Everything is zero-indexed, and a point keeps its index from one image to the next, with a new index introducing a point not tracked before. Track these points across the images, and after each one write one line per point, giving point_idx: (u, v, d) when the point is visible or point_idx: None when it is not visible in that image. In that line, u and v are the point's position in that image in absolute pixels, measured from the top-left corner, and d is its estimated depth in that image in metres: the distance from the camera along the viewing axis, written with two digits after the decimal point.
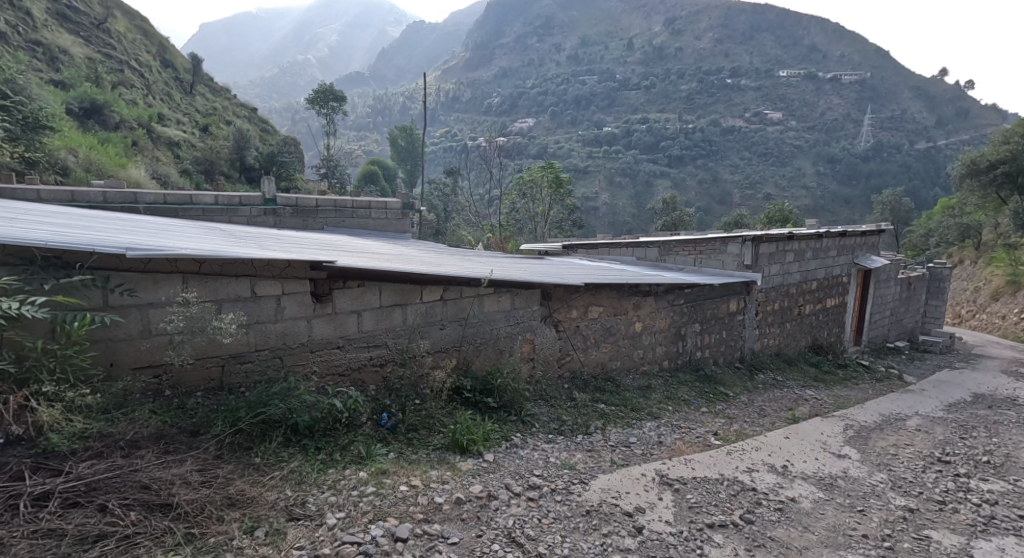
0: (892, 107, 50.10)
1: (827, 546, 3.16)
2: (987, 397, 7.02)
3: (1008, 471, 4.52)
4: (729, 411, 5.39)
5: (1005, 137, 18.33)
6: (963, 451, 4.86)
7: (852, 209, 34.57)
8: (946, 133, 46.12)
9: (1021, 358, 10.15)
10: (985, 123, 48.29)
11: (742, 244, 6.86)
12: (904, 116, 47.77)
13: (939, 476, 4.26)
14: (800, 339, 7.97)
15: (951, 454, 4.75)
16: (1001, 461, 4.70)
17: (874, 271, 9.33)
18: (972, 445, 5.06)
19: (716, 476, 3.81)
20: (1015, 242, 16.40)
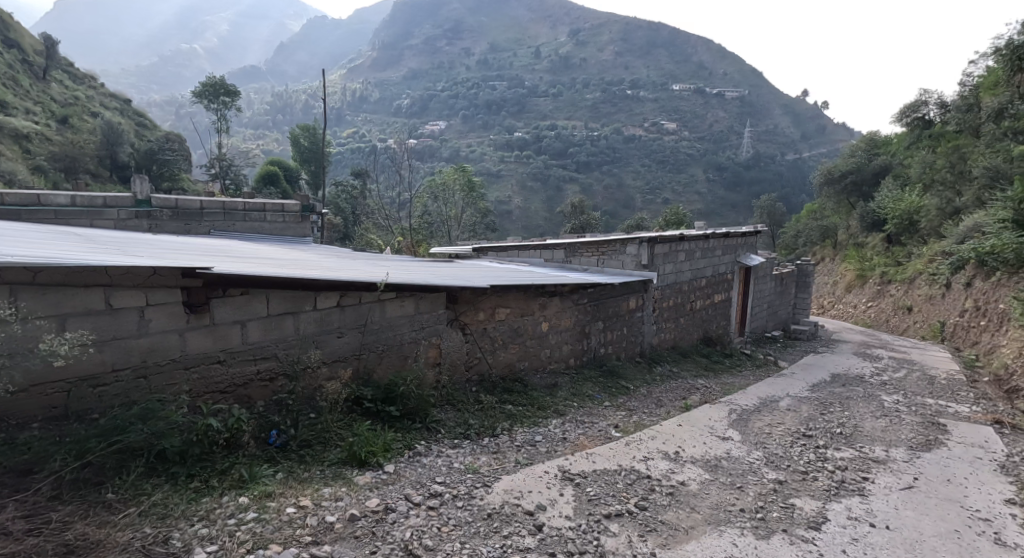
0: (767, 121, 55.62)
1: (710, 524, 3.36)
2: (842, 376, 7.93)
3: (856, 439, 5.10)
4: (629, 403, 5.62)
5: (850, 152, 21.61)
6: (821, 425, 5.42)
7: (736, 212, 37.72)
8: (811, 146, 52.03)
9: (869, 341, 11.62)
10: (839, 139, 55.04)
11: (639, 245, 7.23)
12: (776, 129, 53.25)
13: (804, 449, 4.71)
14: (692, 332, 8.51)
15: (813, 429, 5.27)
16: (850, 432, 5.29)
17: (754, 268, 10.20)
18: (829, 419, 5.66)
19: (615, 467, 3.94)
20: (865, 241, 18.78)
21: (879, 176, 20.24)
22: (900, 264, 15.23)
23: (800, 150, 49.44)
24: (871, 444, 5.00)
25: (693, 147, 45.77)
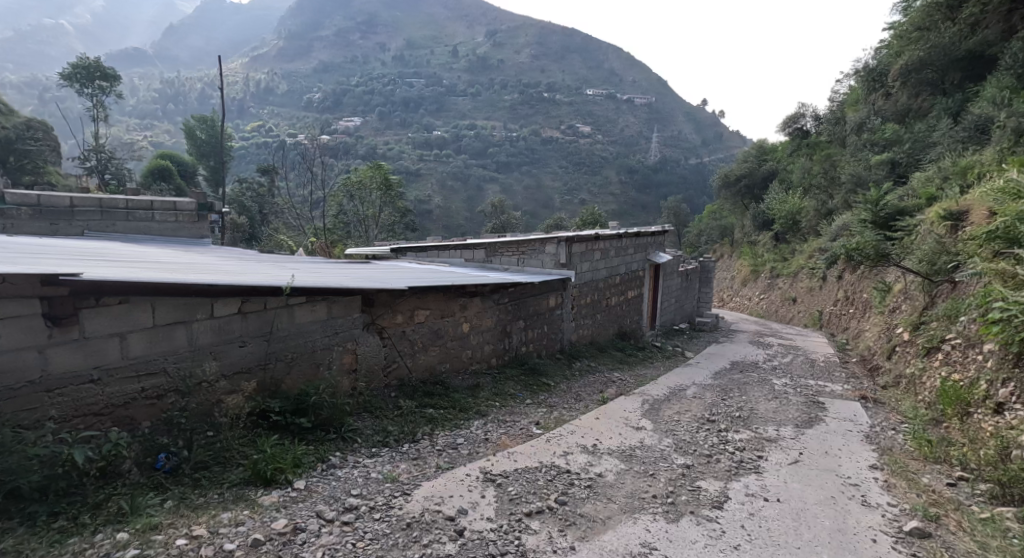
0: (672, 128, 58.97)
1: (626, 512, 3.44)
2: (740, 363, 8.52)
3: (753, 421, 5.48)
4: (550, 399, 5.67)
5: (744, 158, 23.39)
6: (723, 410, 5.77)
7: (646, 213, 39.61)
8: (711, 152, 55.86)
9: (762, 330, 12.61)
10: (733, 146, 59.56)
11: (557, 245, 7.31)
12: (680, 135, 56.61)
13: (708, 434, 4.98)
14: (609, 328, 8.77)
15: (715, 414, 5.60)
16: (747, 414, 5.67)
17: (662, 265, 10.70)
18: (729, 404, 6.04)
19: (536, 464, 3.94)
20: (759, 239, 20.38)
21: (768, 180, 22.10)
22: (786, 259, 16.68)
23: (701, 155, 52.91)
24: (766, 424, 5.39)
25: (605, 149, 47.54)
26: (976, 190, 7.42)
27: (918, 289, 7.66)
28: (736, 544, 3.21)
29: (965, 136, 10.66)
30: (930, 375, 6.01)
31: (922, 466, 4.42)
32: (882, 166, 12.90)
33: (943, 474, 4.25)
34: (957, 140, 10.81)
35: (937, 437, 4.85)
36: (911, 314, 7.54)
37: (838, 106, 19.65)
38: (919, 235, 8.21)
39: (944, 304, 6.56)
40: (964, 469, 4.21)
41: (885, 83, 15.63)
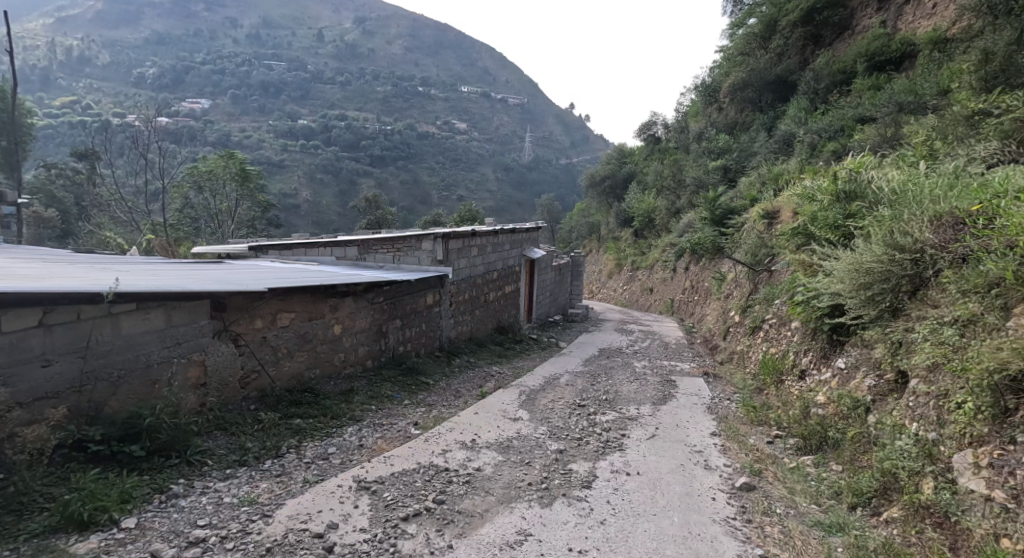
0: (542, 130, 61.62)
1: (503, 503, 3.66)
2: (608, 350, 9.27)
3: (618, 402, 6.04)
4: (429, 398, 5.77)
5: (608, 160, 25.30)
6: (591, 395, 6.27)
7: (521, 210, 41.02)
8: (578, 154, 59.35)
9: (626, 318, 13.79)
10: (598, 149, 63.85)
11: (434, 241, 7.51)
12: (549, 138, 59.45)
13: (578, 418, 5.41)
14: (488, 323, 9.02)
15: (585, 399, 6.08)
16: (613, 397, 6.23)
17: (537, 260, 11.22)
18: (597, 389, 6.58)
19: (414, 466, 4.03)
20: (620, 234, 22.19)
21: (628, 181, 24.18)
22: (644, 253, 18.33)
23: (569, 157, 56.04)
24: (629, 404, 5.97)
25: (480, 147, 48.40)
26: (785, 193, 8.85)
27: (745, 277, 8.92)
28: (602, 518, 3.56)
29: (777, 147, 12.55)
30: (753, 351, 7.09)
31: (749, 429, 5.22)
32: (717, 171, 14.74)
33: (764, 434, 5.06)
34: (770, 150, 12.71)
35: (760, 403, 5.73)
36: (740, 299, 8.76)
37: (682, 116, 22.07)
38: (745, 230, 9.53)
39: (763, 289, 7.72)
40: (778, 428, 5.04)
41: (718, 98, 17.81)
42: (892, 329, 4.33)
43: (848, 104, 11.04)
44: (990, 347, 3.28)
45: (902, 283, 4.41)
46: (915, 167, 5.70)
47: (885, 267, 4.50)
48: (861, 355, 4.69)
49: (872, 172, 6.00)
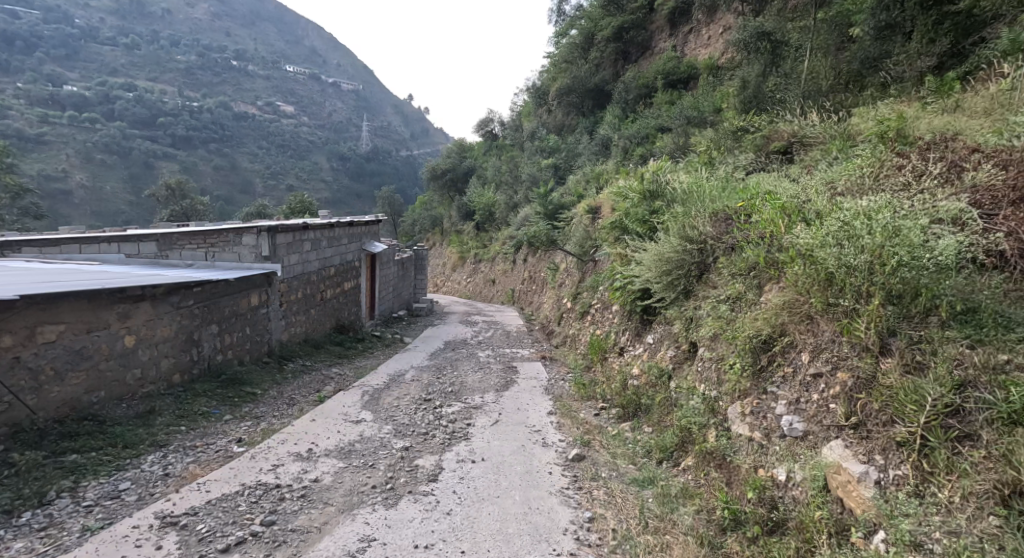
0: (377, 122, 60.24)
1: (342, 512, 3.65)
2: (453, 342, 9.50)
3: (463, 393, 6.25)
4: (257, 410, 5.42)
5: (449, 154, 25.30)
6: (437, 388, 6.42)
7: (359, 203, 39.67)
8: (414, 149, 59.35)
9: (470, 309, 14.18)
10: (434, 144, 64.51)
11: (257, 235, 6.88)
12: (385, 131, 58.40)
13: (425, 413, 5.53)
14: (325, 322, 8.61)
15: (431, 393, 6.21)
16: (459, 388, 6.44)
17: (378, 255, 11.00)
18: (443, 381, 6.73)
19: (237, 488, 3.86)
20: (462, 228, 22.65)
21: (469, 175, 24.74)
22: (486, 246, 18.99)
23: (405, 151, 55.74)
24: (474, 394, 6.21)
25: (311, 134, 45.61)
26: (605, 192, 9.89)
27: (575, 267, 9.78)
28: (448, 509, 3.72)
29: (597, 149, 13.91)
30: (582, 333, 7.85)
31: (579, 405, 5.79)
32: (548, 169, 15.79)
33: (592, 407, 5.67)
34: (592, 152, 14.06)
35: (589, 380, 6.38)
36: (571, 287, 9.57)
37: (517, 115, 23.27)
38: (573, 224, 10.38)
39: (590, 278, 8.54)
40: (603, 400, 5.71)
41: (547, 100, 19.08)
42: (686, 308, 5.16)
43: (652, 114, 12.66)
44: (753, 320, 4.01)
45: (692, 269, 5.27)
46: (701, 171, 6.81)
47: (680, 255, 5.32)
48: (663, 332, 5.50)
49: (669, 175, 7.01)
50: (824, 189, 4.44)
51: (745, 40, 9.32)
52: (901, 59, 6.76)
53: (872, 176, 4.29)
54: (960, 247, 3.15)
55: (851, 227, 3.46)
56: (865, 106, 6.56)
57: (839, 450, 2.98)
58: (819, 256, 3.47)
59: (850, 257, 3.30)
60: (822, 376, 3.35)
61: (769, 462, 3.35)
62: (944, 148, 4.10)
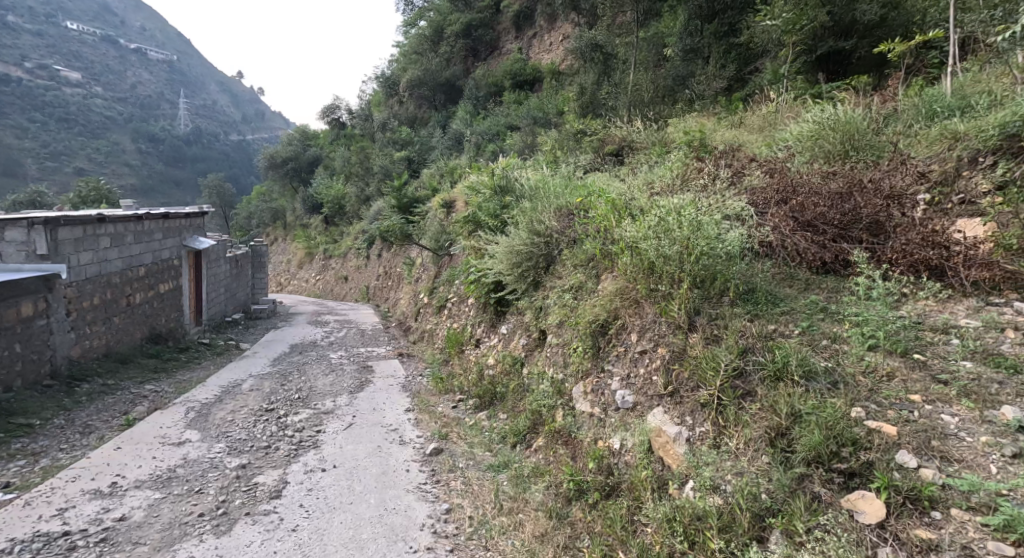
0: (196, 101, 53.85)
1: (160, 549, 3.33)
2: (298, 345, 8.95)
3: (311, 399, 5.93)
4: (37, 445, 4.64)
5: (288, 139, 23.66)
6: (281, 396, 6.01)
7: (182, 192, 35.20)
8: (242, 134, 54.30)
9: (319, 309, 13.34)
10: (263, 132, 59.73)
11: (30, 229, 5.90)
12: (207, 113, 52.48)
13: (266, 425, 5.18)
14: (133, 332, 7.42)
15: (273, 402, 5.81)
16: (307, 394, 6.09)
17: (205, 252, 9.72)
18: (288, 388, 6.32)
19: (4, 546, 3.32)
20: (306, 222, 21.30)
21: (312, 165, 23.31)
22: (335, 241, 18.14)
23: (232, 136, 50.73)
24: (323, 399, 5.92)
25: (115, 110, 39.25)
26: (459, 187, 10.05)
27: (430, 262, 9.78)
28: (294, 525, 3.57)
29: (450, 143, 14.05)
30: (440, 328, 7.87)
31: (438, 399, 5.82)
32: (401, 161, 15.43)
33: (451, 400, 5.72)
34: (445, 146, 14.14)
35: (446, 373, 6.40)
36: (427, 282, 9.56)
37: (365, 104, 22.53)
38: (428, 219, 10.33)
39: (445, 272, 8.61)
40: (460, 392, 5.78)
41: (398, 91, 18.76)
42: (536, 298, 5.50)
43: (502, 112, 13.16)
44: (592, 307, 4.43)
45: (539, 260, 5.62)
46: (545, 169, 7.23)
47: (529, 247, 5.62)
48: (516, 321, 5.77)
49: (517, 172, 7.35)
50: (645, 188, 5.03)
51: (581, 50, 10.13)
52: (702, 79, 8.23)
53: (681, 179, 4.98)
54: (743, 238, 3.84)
55: (666, 221, 3.94)
56: (677, 117, 7.60)
57: (659, 416, 3.45)
58: (643, 247, 3.91)
59: (664, 248, 3.77)
60: (647, 352, 3.82)
61: (606, 433, 3.74)
62: (730, 158, 4.94)
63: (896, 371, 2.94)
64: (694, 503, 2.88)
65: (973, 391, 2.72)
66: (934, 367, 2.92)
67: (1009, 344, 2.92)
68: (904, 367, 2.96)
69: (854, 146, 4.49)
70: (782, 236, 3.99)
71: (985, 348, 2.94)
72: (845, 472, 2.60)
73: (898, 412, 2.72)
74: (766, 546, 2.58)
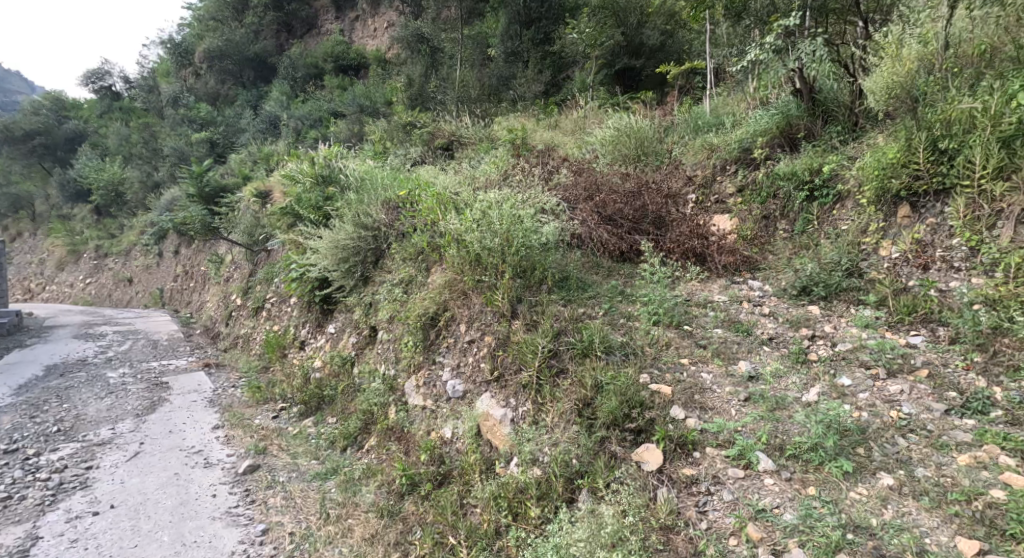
0: None
1: None
2: (59, 366, 7.02)
3: (78, 430, 4.99)
4: None
5: (33, 107, 19.28)
6: (32, 431, 4.95)
7: None
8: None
9: (92, 318, 10.79)
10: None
11: None
12: None
13: (5, 471, 4.27)
14: None
15: (20, 439, 4.78)
16: (70, 425, 5.09)
17: None
18: (42, 420, 5.19)
19: None
20: (68, 213, 17.68)
21: (73, 142, 19.38)
22: (114, 237, 15.46)
23: None
24: (95, 429, 5.02)
25: None
26: (274, 175, 9.28)
27: (244, 259, 8.87)
28: None
29: (264, 126, 12.89)
30: (257, 332, 7.13)
31: (254, 411, 5.27)
32: (202, 143, 13.56)
33: (271, 410, 5.25)
34: (258, 130, 12.92)
35: (266, 382, 5.79)
36: (240, 281, 8.63)
37: (147, 72, 19.47)
38: (240, 212, 9.35)
39: (262, 270, 7.90)
40: (283, 400, 5.32)
41: (194, 62, 16.61)
42: (365, 294, 5.36)
43: (324, 98, 12.60)
44: (421, 300, 4.45)
45: (369, 255, 5.51)
46: (371, 161, 7.01)
47: (356, 241, 5.46)
48: (346, 320, 5.52)
49: (341, 163, 7.02)
50: (469, 183, 5.18)
51: (408, 40, 10.09)
52: (523, 82, 8.77)
53: (502, 175, 5.24)
54: (557, 231, 4.21)
55: (487, 215, 4.15)
56: (501, 116, 7.99)
57: (487, 401, 3.63)
58: (468, 240, 4.05)
59: (487, 240, 3.96)
60: (475, 341, 3.97)
61: (438, 423, 3.82)
62: (547, 159, 5.43)
63: (672, 340, 3.50)
64: (516, 478, 3.10)
65: (721, 351, 3.37)
66: (697, 335, 3.54)
67: (745, 312, 3.68)
68: (677, 337, 3.53)
69: (646, 152, 5.19)
70: (589, 229, 4.43)
71: (731, 318, 3.64)
72: (634, 430, 3.01)
73: (673, 375, 3.25)
74: (575, 505, 2.89)
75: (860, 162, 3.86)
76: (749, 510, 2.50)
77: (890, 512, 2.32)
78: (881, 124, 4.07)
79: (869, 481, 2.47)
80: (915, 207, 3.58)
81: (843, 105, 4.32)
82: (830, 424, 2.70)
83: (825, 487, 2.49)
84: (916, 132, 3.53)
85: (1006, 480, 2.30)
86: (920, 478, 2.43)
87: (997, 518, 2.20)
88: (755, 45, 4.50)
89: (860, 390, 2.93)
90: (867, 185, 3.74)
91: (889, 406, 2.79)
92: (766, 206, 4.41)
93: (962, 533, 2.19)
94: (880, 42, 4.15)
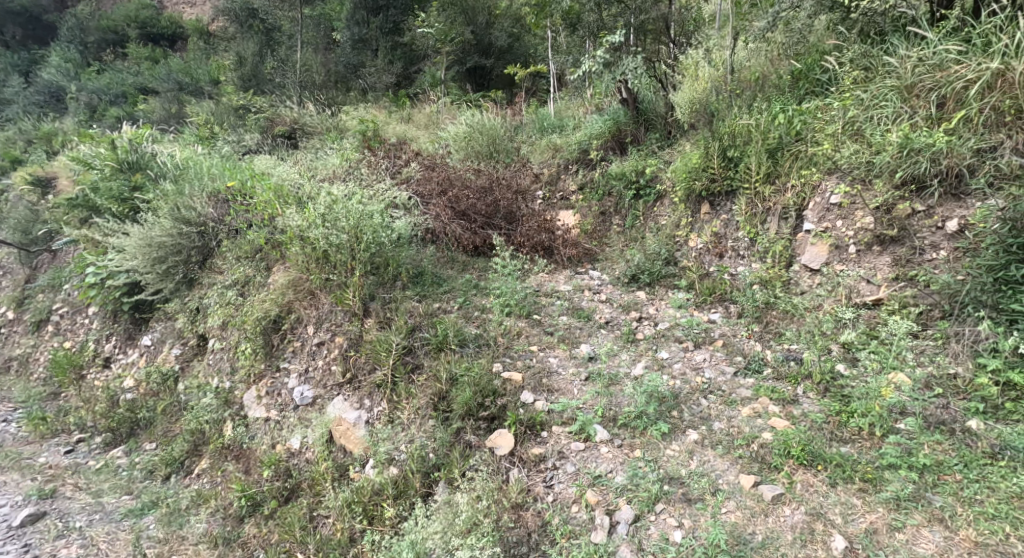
0: None
1: None
2: None
3: None
4: None
5: None
6: None
7: None
8: None
9: None
10: None
11: None
12: None
13: None
14: None
15: None
16: None
17: None
18: None
19: None
20: None
21: None
22: None
23: None
24: None
25: None
26: (58, 159, 7.63)
27: (13, 262, 7.04)
28: None
29: (39, 98, 10.54)
30: (40, 350, 5.71)
31: (37, 448, 4.30)
32: None
33: (62, 443, 4.32)
34: (31, 102, 10.44)
35: (54, 411, 4.73)
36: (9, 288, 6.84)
37: None
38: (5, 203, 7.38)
39: (43, 274, 6.42)
40: (81, 431, 4.42)
41: None
42: (190, 299, 4.69)
43: (126, 70, 10.78)
44: (260, 303, 4.05)
45: (192, 255, 4.80)
46: (194, 148, 6.16)
47: (174, 239, 4.70)
48: (165, 329, 4.77)
49: (153, 147, 5.97)
50: (312, 175, 4.83)
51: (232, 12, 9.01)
52: (372, 71, 8.56)
53: (350, 168, 4.99)
54: (410, 227, 4.14)
55: (332, 210, 3.90)
56: (349, 105, 7.59)
57: (339, 405, 3.45)
58: (313, 237, 3.79)
59: (335, 237, 3.75)
60: (325, 343, 3.74)
61: (284, 435, 3.52)
62: (397, 151, 5.28)
63: (523, 330, 3.70)
64: (371, 480, 3.02)
65: (566, 337, 3.66)
66: (545, 323, 3.79)
67: (586, 300, 4.04)
68: (528, 327, 3.75)
69: (493, 149, 5.37)
70: (442, 225, 4.47)
71: (574, 306, 3.97)
72: (487, 418, 3.12)
73: (524, 362, 3.44)
74: (432, 499, 2.91)
75: (672, 166, 4.47)
76: (588, 478, 2.78)
77: (695, 462, 2.76)
78: (685, 133, 4.74)
79: (680, 438, 2.91)
80: (713, 205, 4.25)
81: (658, 115, 4.94)
82: (652, 393, 3.10)
83: (647, 448, 2.87)
84: (711, 143, 4.19)
85: (773, 423, 2.87)
86: (716, 431, 2.91)
87: (767, 454, 2.73)
88: (587, 56, 4.88)
89: (674, 361, 3.42)
90: (678, 187, 4.34)
91: (696, 373, 3.32)
92: (602, 202, 4.89)
93: (744, 470, 2.69)
94: (682, 62, 4.83)
